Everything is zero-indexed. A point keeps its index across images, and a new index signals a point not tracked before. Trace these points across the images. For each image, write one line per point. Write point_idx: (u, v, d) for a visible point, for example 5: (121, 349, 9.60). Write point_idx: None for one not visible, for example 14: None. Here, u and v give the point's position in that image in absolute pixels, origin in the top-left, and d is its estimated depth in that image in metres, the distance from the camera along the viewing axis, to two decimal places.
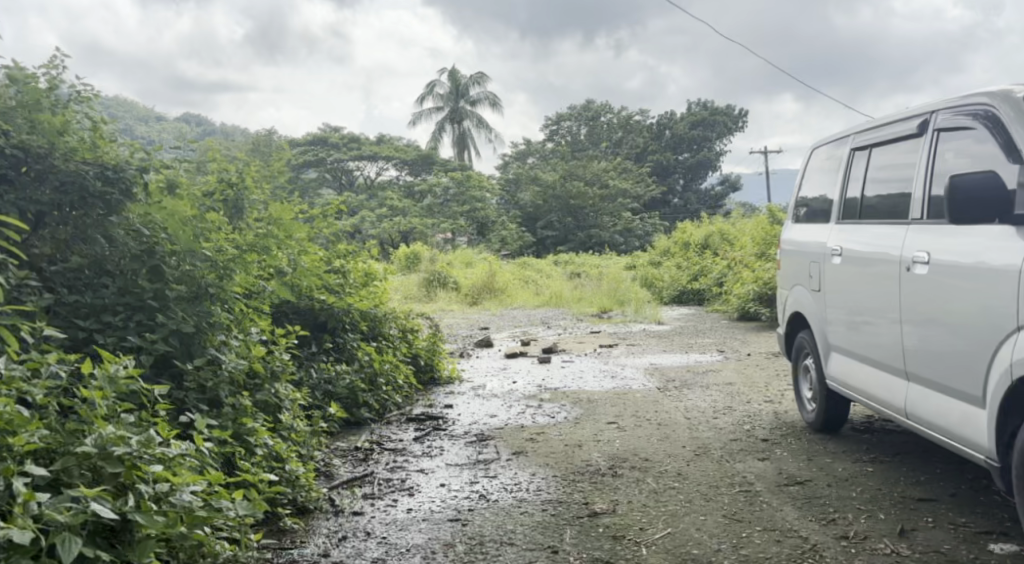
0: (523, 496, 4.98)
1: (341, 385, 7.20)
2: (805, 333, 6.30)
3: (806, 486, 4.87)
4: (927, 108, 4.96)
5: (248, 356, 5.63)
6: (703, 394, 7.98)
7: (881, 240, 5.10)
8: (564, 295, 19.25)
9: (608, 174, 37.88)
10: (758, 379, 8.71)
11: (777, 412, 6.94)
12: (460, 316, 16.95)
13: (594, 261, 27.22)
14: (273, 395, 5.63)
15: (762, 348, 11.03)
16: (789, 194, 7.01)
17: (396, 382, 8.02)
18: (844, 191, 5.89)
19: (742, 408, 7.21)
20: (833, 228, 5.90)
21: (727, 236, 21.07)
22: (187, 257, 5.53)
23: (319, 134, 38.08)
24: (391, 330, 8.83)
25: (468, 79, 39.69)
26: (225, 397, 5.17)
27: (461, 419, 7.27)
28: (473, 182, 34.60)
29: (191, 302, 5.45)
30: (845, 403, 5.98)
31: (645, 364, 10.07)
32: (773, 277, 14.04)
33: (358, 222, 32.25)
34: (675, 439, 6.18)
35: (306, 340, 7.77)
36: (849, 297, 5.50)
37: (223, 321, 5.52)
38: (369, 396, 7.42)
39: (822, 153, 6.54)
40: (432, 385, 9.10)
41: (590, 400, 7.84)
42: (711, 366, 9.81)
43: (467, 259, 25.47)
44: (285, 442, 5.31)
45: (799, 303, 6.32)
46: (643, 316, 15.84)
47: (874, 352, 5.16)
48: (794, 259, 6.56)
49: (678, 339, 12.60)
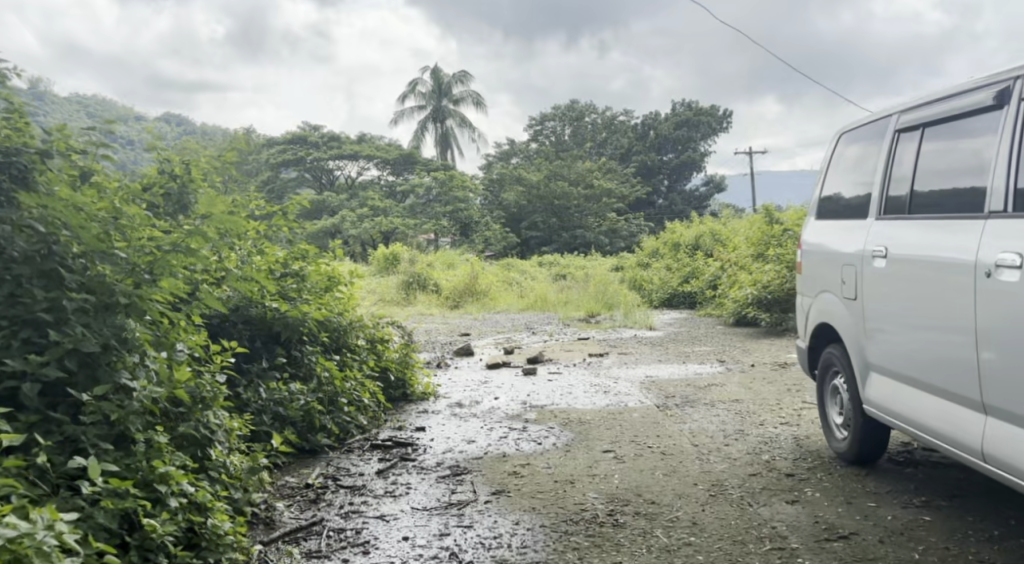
0: (503, 556, 4.05)
1: (293, 408, 6.23)
2: (835, 347, 5.38)
3: (853, 543, 3.95)
4: (1005, 73, 4.08)
5: (169, 378, 4.61)
6: (709, 413, 7.05)
7: (947, 241, 4.22)
8: (549, 298, 18.32)
9: (594, 174, 37.00)
10: (767, 395, 7.78)
11: (799, 438, 6.00)
12: (441, 322, 15.99)
13: (580, 263, 26.27)
14: (202, 428, 4.65)
15: (767, 358, 10.10)
16: (811, 188, 6.08)
17: (359, 401, 7.07)
18: (886, 181, 4.95)
19: (756, 432, 6.28)
20: (872, 225, 4.96)
21: (718, 235, 20.15)
22: (96, 260, 4.49)
23: (298, 132, 36.95)
24: (357, 341, 7.86)
25: (451, 78, 38.69)
26: (137, 432, 4.17)
27: (434, 446, 6.32)
28: (456, 182, 33.64)
29: (100, 314, 4.42)
30: (884, 433, 5.05)
31: (640, 377, 9.14)
32: (773, 280, 13.06)
33: (337, 223, 31.20)
34: (683, 474, 5.24)
35: (255, 354, 6.79)
36: (896, 311, 4.62)
37: (143, 338, 4.51)
38: (326, 419, 6.48)
39: (854, 137, 5.63)
40: (402, 403, 8.15)
41: (581, 422, 6.89)
42: (713, 379, 8.88)
43: (449, 261, 24.48)
44: (211, 488, 4.36)
45: (828, 313, 5.41)
46: (633, 321, 14.93)
47: (943, 374, 4.24)
48: (819, 263, 5.64)
49: (673, 348, 11.65)
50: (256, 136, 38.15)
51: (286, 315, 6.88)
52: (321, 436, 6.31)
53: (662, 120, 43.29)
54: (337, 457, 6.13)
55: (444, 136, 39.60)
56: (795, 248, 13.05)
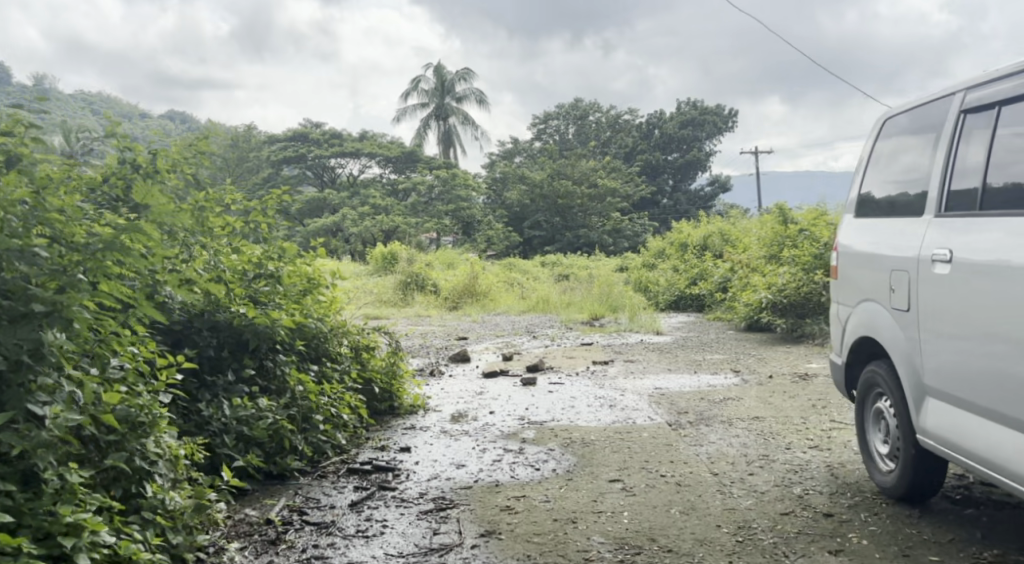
0: None
1: (258, 428, 5.52)
2: (880, 365, 4.64)
3: None
4: None
5: (98, 402, 3.88)
6: (727, 434, 6.33)
7: (997, 244, 3.64)
8: (551, 299, 17.61)
9: (598, 174, 36.30)
10: (791, 412, 7.04)
11: (832, 467, 5.28)
12: (438, 324, 15.26)
13: (583, 263, 25.55)
14: (139, 459, 3.93)
15: (785, 368, 9.35)
16: (854, 186, 5.32)
17: (338, 418, 6.36)
18: (949, 172, 4.20)
19: (783, 459, 5.56)
20: (930, 224, 4.20)
21: (727, 236, 19.34)
22: (10, 259, 3.71)
23: (299, 128, 36.30)
24: (339, 349, 7.15)
25: (454, 76, 37.97)
26: (48, 470, 3.45)
27: (417, 471, 5.60)
28: (458, 181, 33.10)
29: (15, 324, 3.69)
30: (940, 468, 4.33)
31: (648, 388, 8.43)
32: (789, 284, 12.30)
33: (338, 221, 30.55)
34: (704, 512, 4.52)
35: (220, 365, 6.06)
36: (957, 324, 3.89)
37: (65, 353, 3.77)
38: (298, 439, 5.77)
39: (903, 124, 4.88)
40: (388, 417, 7.45)
41: (585, 443, 6.17)
42: (727, 391, 8.16)
43: (448, 260, 23.77)
44: (141, 536, 3.64)
45: (873, 325, 4.67)
46: (639, 325, 14.20)
47: (1015, 403, 3.53)
48: (861, 269, 4.88)
49: (683, 355, 10.90)
50: (256, 133, 37.47)
51: (256, 322, 6.10)
52: (292, 458, 5.63)
53: (667, 119, 42.50)
54: (308, 484, 5.42)
55: (446, 134, 38.86)
56: (812, 251, 12.29)
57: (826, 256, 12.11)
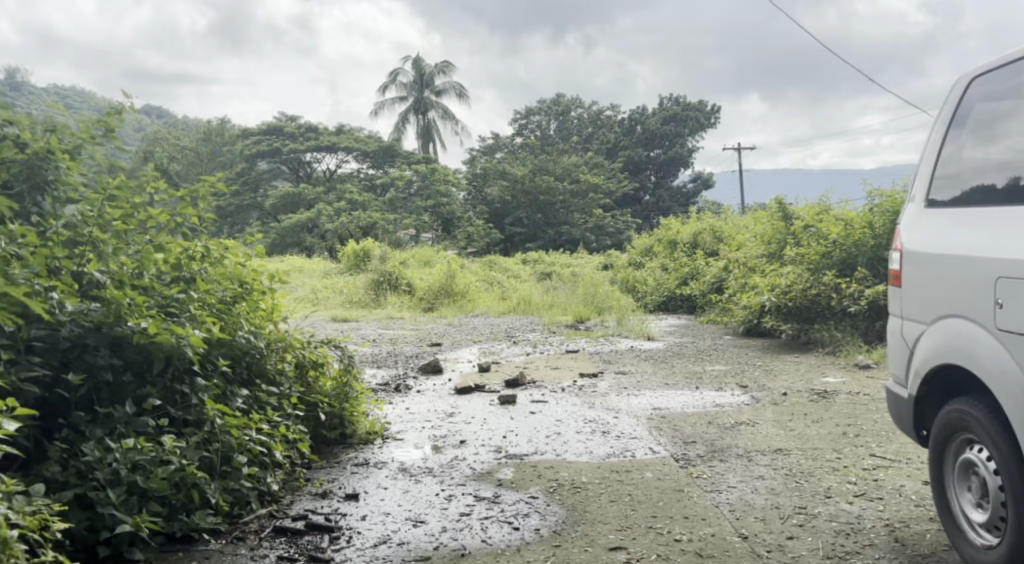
0: None
1: (156, 478, 4.26)
2: (978, 403, 3.46)
3: None
4: None
5: None
6: (748, 474, 5.17)
7: None
8: (533, 300, 16.45)
9: (580, 169, 35.14)
10: (820, 443, 5.87)
11: (892, 527, 4.14)
12: (411, 328, 13.97)
13: (566, 261, 24.35)
14: None
15: (799, 384, 8.17)
16: (924, 173, 4.12)
17: (268, 457, 5.12)
18: None
19: (825, 512, 4.41)
20: None
21: (718, 233, 18.18)
22: None
23: (273, 122, 34.93)
24: (278, 367, 5.92)
25: (433, 69, 36.66)
26: None
27: (364, 531, 4.40)
28: (437, 176, 31.87)
29: None
30: None
31: (646, 409, 7.24)
32: (794, 285, 11.16)
33: (314, 217, 29.29)
34: None
35: (119, 393, 4.78)
36: None
37: None
38: (211, 490, 4.54)
39: (1003, 91, 3.70)
40: (337, 450, 6.23)
41: (576, 486, 4.99)
42: (738, 413, 6.99)
43: (425, 258, 22.50)
44: None
45: (966, 350, 3.50)
46: (629, 328, 13.03)
47: None
48: (941, 277, 3.72)
49: (680, 366, 9.72)
50: (229, 128, 36.05)
51: (159, 340, 4.75)
52: (203, 514, 4.47)
53: (650, 114, 41.33)
54: (218, 553, 4.29)
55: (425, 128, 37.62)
56: (820, 249, 11.15)
57: (835, 255, 11.01)
